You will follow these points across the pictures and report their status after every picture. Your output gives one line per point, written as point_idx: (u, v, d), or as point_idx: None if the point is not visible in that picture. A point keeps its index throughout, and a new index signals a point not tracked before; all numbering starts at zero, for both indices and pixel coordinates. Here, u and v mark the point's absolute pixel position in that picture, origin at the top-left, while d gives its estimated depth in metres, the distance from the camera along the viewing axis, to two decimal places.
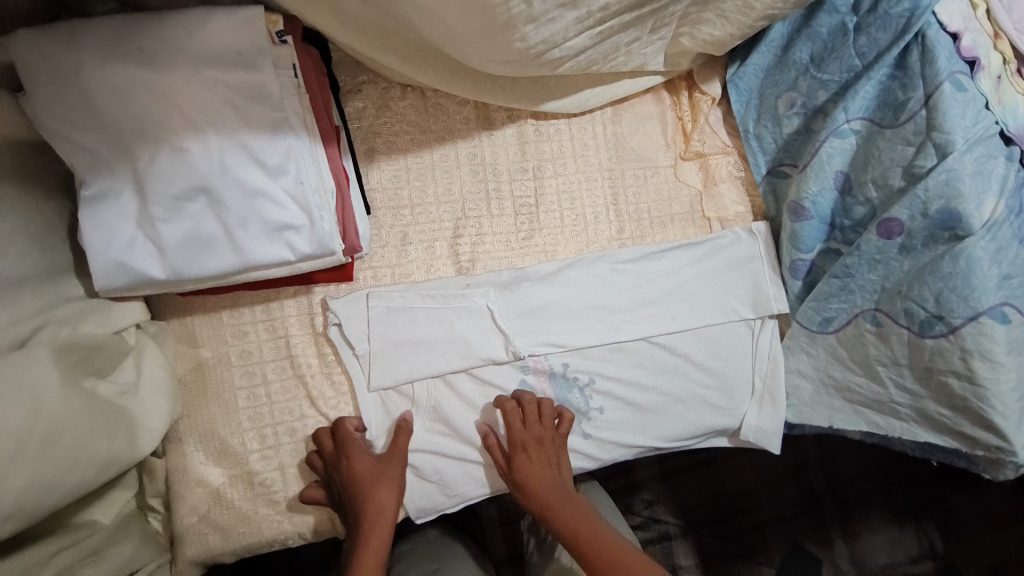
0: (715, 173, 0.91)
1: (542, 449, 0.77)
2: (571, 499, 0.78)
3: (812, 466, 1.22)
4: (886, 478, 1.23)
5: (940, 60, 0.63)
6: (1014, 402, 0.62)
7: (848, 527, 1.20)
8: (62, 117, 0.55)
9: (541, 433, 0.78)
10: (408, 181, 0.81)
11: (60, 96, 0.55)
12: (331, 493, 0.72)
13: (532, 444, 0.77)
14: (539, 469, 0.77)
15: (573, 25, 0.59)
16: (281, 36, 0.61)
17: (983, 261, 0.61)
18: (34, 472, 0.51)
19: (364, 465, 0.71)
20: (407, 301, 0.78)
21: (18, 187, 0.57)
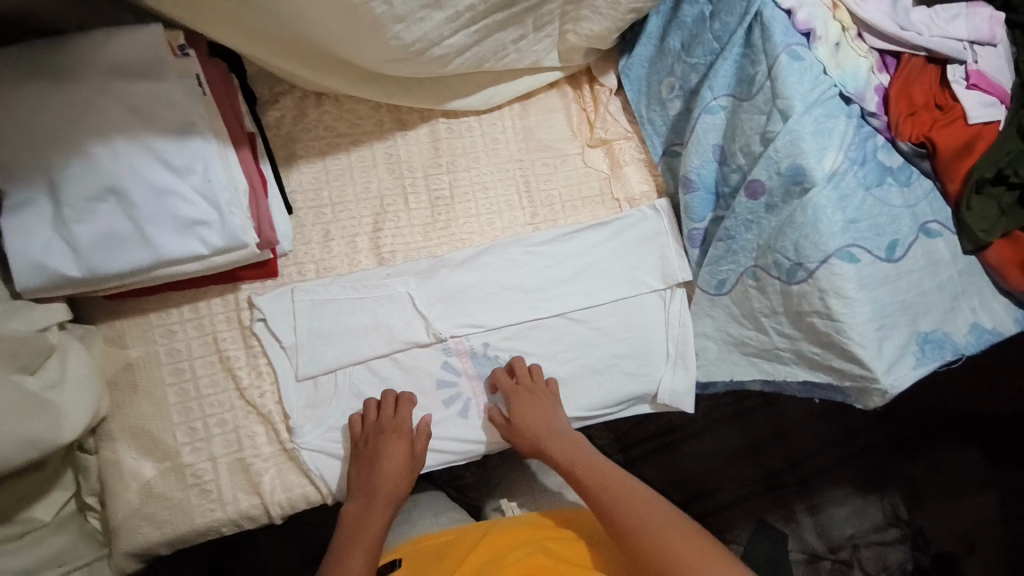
0: (620, 157, 0.98)
1: (542, 406, 0.85)
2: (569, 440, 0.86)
3: (769, 444, 1.28)
4: (854, 454, 1.29)
5: (777, 35, 0.69)
6: (871, 331, 0.66)
7: (809, 500, 1.26)
8: None
9: (535, 390, 0.86)
10: (327, 181, 0.87)
11: None
12: (355, 450, 0.80)
13: (528, 402, 0.85)
14: (542, 424, 0.85)
15: (445, 25, 0.65)
16: (182, 49, 0.67)
17: (827, 209, 0.68)
18: None
19: (399, 453, 0.79)
20: (330, 293, 0.83)
21: None
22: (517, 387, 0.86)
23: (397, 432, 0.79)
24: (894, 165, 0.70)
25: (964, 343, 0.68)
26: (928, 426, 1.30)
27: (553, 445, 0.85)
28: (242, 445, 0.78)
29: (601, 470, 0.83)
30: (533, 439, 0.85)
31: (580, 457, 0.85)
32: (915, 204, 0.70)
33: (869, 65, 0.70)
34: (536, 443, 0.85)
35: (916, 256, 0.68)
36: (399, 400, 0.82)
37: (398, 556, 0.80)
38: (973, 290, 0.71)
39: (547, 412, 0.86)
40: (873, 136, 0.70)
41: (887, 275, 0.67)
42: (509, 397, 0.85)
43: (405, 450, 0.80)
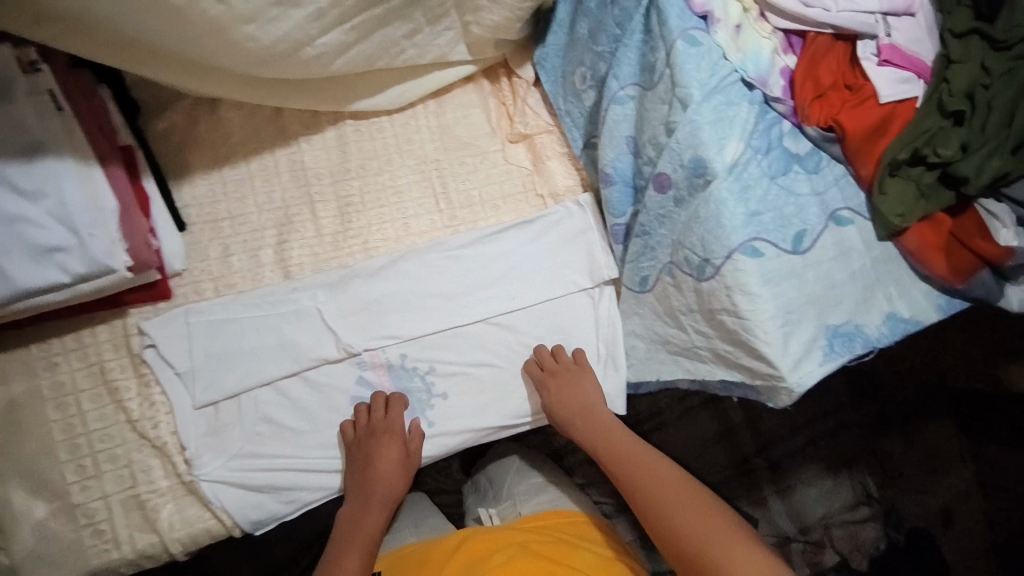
0: (543, 152, 0.93)
1: (575, 386, 0.85)
2: (596, 413, 0.85)
3: (738, 431, 1.15)
4: (830, 427, 1.16)
5: (672, 18, 0.64)
6: (777, 328, 0.64)
7: (781, 480, 1.12)
8: None
9: (565, 372, 0.86)
10: (223, 194, 0.82)
11: None
12: (351, 452, 0.81)
13: (560, 385, 0.85)
14: (575, 404, 0.85)
15: (308, 22, 0.62)
16: (33, 64, 0.64)
17: (728, 202, 0.65)
18: None
19: (388, 457, 0.80)
20: (230, 312, 0.80)
21: None
22: (552, 370, 0.86)
23: (391, 435, 0.80)
24: (802, 152, 0.67)
25: (875, 334, 0.66)
26: (901, 399, 1.20)
27: (585, 422, 0.84)
28: (136, 480, 0.75)
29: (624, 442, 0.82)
30: (563, 419, 0.85)
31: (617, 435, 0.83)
32: (824, 191, 0.67)
33: (774, 47, 0.66)
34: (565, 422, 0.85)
35: (825, 246, 0.66)
36: (393, 403, 0.83)
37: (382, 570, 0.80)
38: (889, 278, 0.68)
39: (582, 394, 0.84)
40: (777, 123, 0.66)
41: (793, 267, 0.65)
42: (544, 382, 0.85)
43: (396, 451, 0.80)
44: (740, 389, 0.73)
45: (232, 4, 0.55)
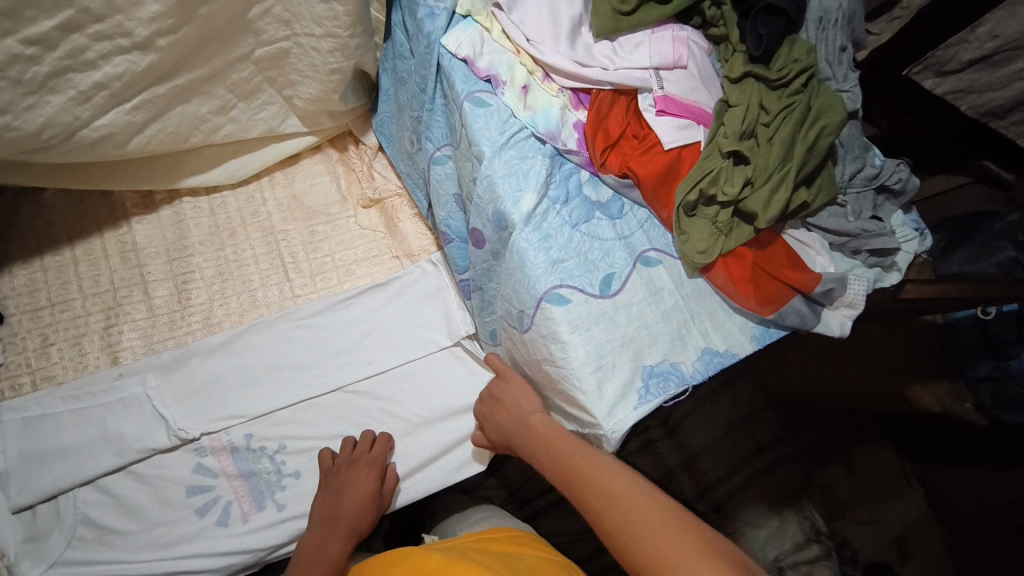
0: (394, 215, 0.94)
1: (508, 407, 0.71)
2: (535, 429, 0.66)
3: (676, 475, 1.02)
4: (772, 458, 1.03)
5: (458, 83, 0.67)
6: (591, 375, 0.61)
7: (726, 524, 0.99)
8: None
9: (498, 394, 0.73)
10: (46, 281, 0.80)
11: None
12: (328, 477, 0.77)
13: (498, 409, 0.72)
14: (512, 422, 0.70)
15: (77, 106, 0.63)
16: None
17: (529, 251, 0.63)
18: None
19: (366, 482, 0.76)
20: (46, 407, 0.75)
21: None
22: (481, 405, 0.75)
23: (370, 464, 0.77)
24: (602, 198, 0.68)
25: (692, 372, 0.64)
26: (824, 420, 1.07)
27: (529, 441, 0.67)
28: None
29: (563, 452, 0.62)
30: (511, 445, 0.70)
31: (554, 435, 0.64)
32: (629, 234, 0.67)
33: (563, 104, 0.69)
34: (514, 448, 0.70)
35: (634, 287, 0.65)
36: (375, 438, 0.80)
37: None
38: (703, 314, 0.67)
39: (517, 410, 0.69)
40: (576, 173, 0.68)
41: (601, 312, 0.63)
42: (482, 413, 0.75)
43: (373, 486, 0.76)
44: None
45: None
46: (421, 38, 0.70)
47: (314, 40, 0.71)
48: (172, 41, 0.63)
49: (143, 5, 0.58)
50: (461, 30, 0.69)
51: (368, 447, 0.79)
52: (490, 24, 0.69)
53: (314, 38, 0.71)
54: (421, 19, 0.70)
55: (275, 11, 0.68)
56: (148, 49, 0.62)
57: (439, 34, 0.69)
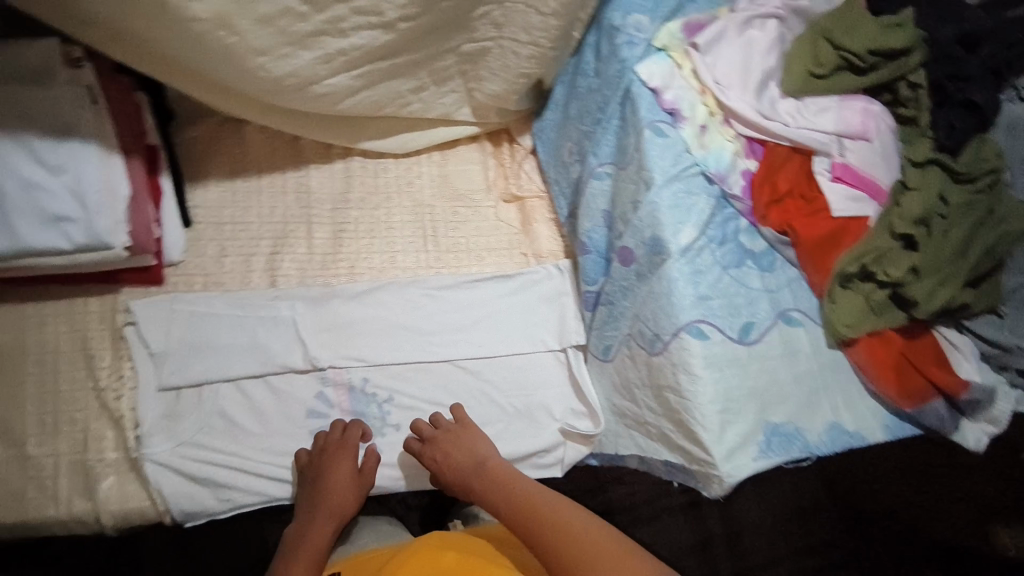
0: (531, 215, 1.00)
1: (456, 454, 0.78)
2: (491, 475, 0.75)
3: None
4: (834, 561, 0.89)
5: (642, 111, 0.70)
6: (714, 413, 0.65)
7: None
8: None
9: (447, 437, 0.80)
10: (232, 201, 0.91)
11: None
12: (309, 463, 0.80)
13: (444, 451, 0.79)
14: (468, 463, 0.77)
15: (318, 64, 0.69)
16: (77, 62, 0.70)
17: (678, 282, 0.67)
18: None
19: (345, 465, 0.79)
20: (211, 307, 0.86)
21: None
22: (434, 436, 0.80)
23: (343, 445, 0.80)
24: (757, 248, 0.70)
25: (815, 441, 0.65)
26: (894, 545, 0.94)
27: (483, 486, 0.74)
28: (88, 446, 0.78)
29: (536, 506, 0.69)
30: (461, 487, 0.77)
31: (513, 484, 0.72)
32: (776, 289, 0.69)
33: (736, 149, 0.70)
34: (465, 491, 0.76)
35: (771, 341, 0.68)
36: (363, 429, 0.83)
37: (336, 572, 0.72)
38: (838, 387, 0.68)
39: (472, 453, 0.78)
40: (735, 219, 0.70)
41: (735, 357, 0.66)
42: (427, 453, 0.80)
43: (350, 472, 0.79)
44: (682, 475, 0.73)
45: (242, 35, 0.62)
46: (614, 61, 0.73)
47: (517, 45, 0.77)
48: (409, 26, 0.70)
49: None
50: (654, 60, 0.72)
51: (344, 433, 0.82)
52: (683, 61, 0.71)
53: (518, 44, 0.78)
54: (619, 43, 0.73)
55: (494, 14, 0.75)
56: (389, 29, 0.69)
57: (633, 60, 0.72)
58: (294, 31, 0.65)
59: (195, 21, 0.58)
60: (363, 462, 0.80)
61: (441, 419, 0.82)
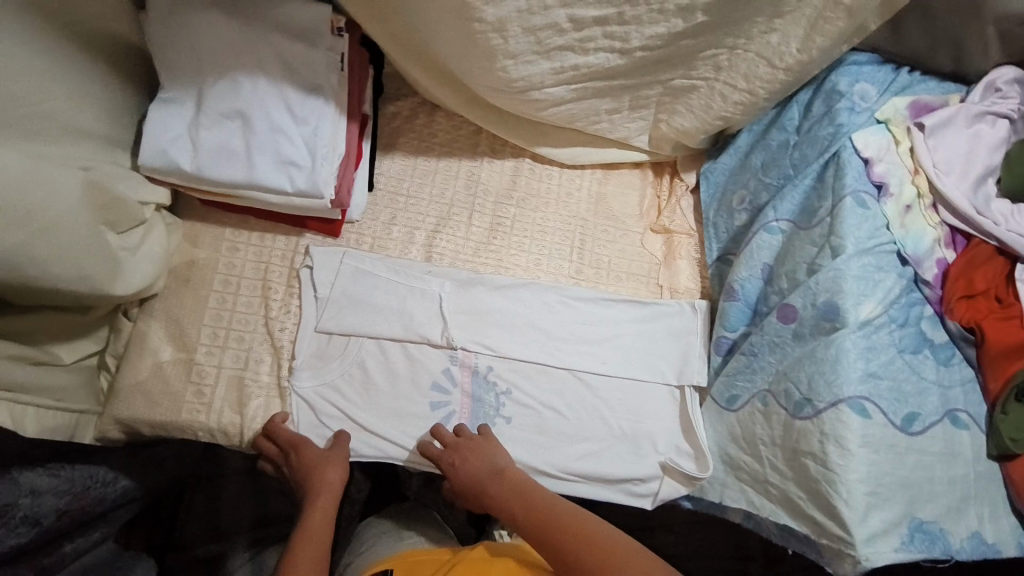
0: (676, 250, 1.00)
1: (472, 465, 0.83)
2: (510, 481, 0.83)
3: None
4: None
5: (848, 178, 0.74)
6: (861, 494, 0.67)
7: None
8: (164, 54, 0.73)
9: (463, 447, 0.84)
10: (411, 176, 0.98)
11: (163, 38, 0.72)
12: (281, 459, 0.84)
13: (464, 459, 0.83)
14: (484, 472, 0.83)
15: (549, 74, 0.74)
16: (339, 31, 0.78)
17: (850, 352, 0.70)
18: (31, 248, 0.58)
19: (311, 450, 0.83)
20: (374, 268, 0.92)
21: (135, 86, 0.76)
22: (457, 443, 0.85)
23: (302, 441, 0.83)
24: (937, 340, 0.73)
25: (957, 545, 0.67)
26: None
27: (502, 492, 0.82)
28: (247, 365, 0.86)
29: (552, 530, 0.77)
30: (477, 496, 0.84)
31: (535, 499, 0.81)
32: (947, 385, 0.72)
33: (936, 236, 0.74)
34: (479, 498, 0.84)
35: (934, 437, 0.70)
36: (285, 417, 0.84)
37: (390, 566, 0.84)
38: (986, 498, 0.70)
39: (490, 462, 0.84)
40: (921, 304, 0.73)
41: (894, 444, 0.69)
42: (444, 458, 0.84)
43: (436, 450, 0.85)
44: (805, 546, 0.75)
45: (508, 37, 0.67)
46: (829, 124, 0.78)
47: (729, 91, 0.80)
48: (643, 55, 0.74)
49: (653, 25, 0.69)
50: (873, 131, 0.76)
51: (273, 433, 0.83)
52: (903, 138, 0.76)
53: (730, 90, 0.80)
54: (838, 107, 0.77)
55: (719, 58, 0.77)
56: (625, 54, 0.73)
57: (852, 127, 0.76)
58: (546, 43, 0.69)
59: (478, 20, 0.64)
60: (445, 440, 0.85)
61: (463, 428, 0.86)
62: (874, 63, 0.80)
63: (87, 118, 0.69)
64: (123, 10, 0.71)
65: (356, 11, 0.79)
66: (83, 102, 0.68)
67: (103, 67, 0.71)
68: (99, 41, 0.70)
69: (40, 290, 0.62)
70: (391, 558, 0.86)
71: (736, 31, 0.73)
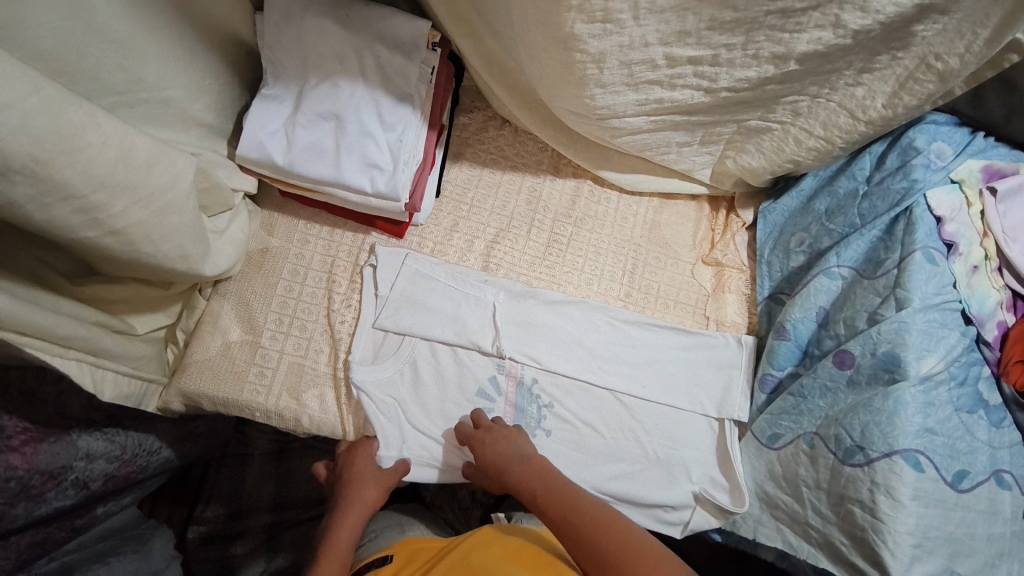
0: (726, 283, 0.99)
1: (501, 449, 0.82)
2: (533, 462, 0.82)
3: None
4: None
5: (919, 234, 0.77)
6: (907, 546, 0.68)
7: None
8: (276, 55, 0.80)
9: (494, 431, 0.84)
10: (476, 186, 1.01)
11: (277, 40, 0.79)
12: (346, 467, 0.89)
13: (494, 442, 0.83)
14: (512, 456, 0.82)
15: (633, 104, 0.79)
16: (434, 46, 0.83)
17: (909, 406, 0.71)
18: (148, 223, 0.63)
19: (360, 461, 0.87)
20: (433, 272, 0.94)
21: (239, 82, 0.84)
22: (489, 427, 0.84)
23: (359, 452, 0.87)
24: (991, 402, 0.74)
25: None
26: None
27: (524, 474, 0.81)
28: (307, 353, 0.89)
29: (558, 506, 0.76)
30: (498, 476, 0.82)
31: (547, 480, 0.79)
32: (997, 446, 0.72)
33: (999, 299, 0.76)
34: (502, 481, 0.81)
35: (982, 495, 0.70)
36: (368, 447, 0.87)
37: (391, 553, 0.84)
38: (1020, 556, 0.70)
39: (517, 445, 0.83)
40: (980, 363, 0.75)
41: (943, 499, 0.70)
42: (476, 438, 0.84)
43: (467, 431, 0.85)
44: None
45: (604, 71, 0.73)
46: (903, 178, 0.81)
47: (805, 137, 0.84)
48: (727, 95, 0.78)
49: (744, 69, 0.73)
50: (947, 191, 0.79)
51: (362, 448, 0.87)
52: (976, 200, 0.79)
53: (805, 136, 0.84)
54: (914, 163, 0.80)
55: (799, 105, 0.81)
56: (710, 93, 0.77)
57: (926, 185, 0.79)
58: (636, 77, 0.75)
59: (581, 51, 0.69)
60: (480, 423, 0.85)
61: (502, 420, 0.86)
62: (951, 124, 0.83)
63: (201, 108, 0.78)
64: (246, 12, 0.79)
65: (454, 29, 0.88)
66: (199, 93, 0.77)
67: (221, 66, 0.80)
68: (224, 40, 0.79)
69: (146, 262, 0.67)
70: (390, 546, 0.86)
71: (822, 82, 0.76)
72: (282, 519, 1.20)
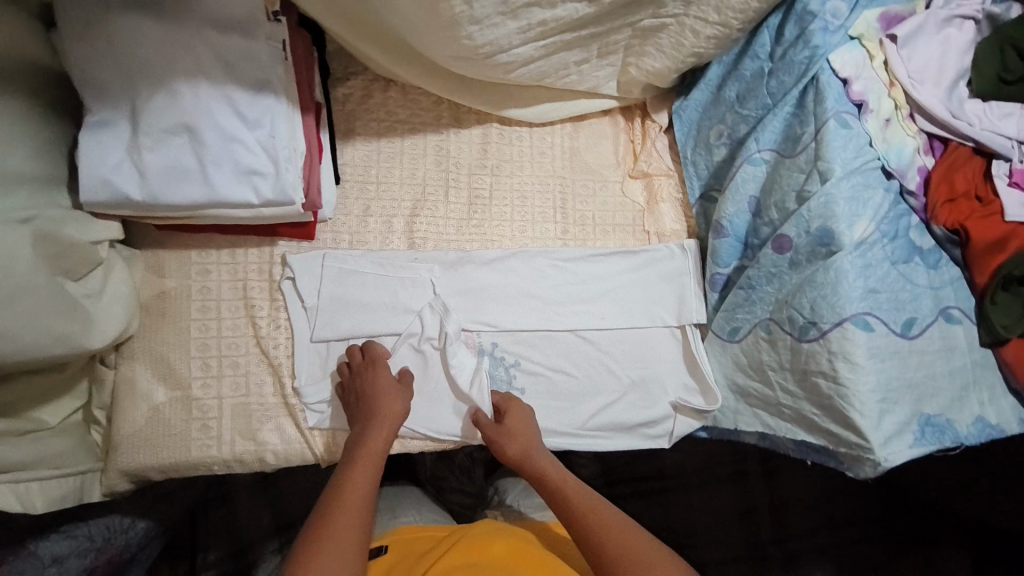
0: (658, 193, 0.96)
1: (528, 420, 0.83)
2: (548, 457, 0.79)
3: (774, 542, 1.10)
4: None
5: (829, 100, 0.76)
6: (873, 402, 0.72)
7: None
8: (88, 70, 0.66)
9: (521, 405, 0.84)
10: (378, 161, 0.92)
11: (83, 52, 0.66)
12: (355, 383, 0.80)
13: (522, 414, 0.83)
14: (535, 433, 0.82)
15: (516, 33, 0.73)
16: (275, 15, 0.72)
17: (849, 274, 0.73)
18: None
19: (386, 380, 0.79)
20: (358, 266, 0.87)
21: (59, 115, 0.71)
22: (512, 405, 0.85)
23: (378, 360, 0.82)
24: (925, 246, 0.76)
25: (963, 430, 0.72)
26: None
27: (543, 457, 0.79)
28: (249, 390, 0.82)
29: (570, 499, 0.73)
30: (525, 446, 0.80)
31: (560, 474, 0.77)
32: (938, 287, 0.76)
33: (915, 146, 0.77)
34: (527, 450, 0.79)
35: (932, 336, 0.74)
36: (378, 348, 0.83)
37: (385, 543, 0.81)
38: (982, 383, 0.75)
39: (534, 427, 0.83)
40: (908, 214, 0.76)
41: (898, 350, 0.73)
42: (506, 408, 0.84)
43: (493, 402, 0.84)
44: (826, 451, 0.79)
45: (474, 7, 0.66)
46: (804, 47, 0.78)
47: (699, 25, 0.79)
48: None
49: None
50: (847, 50, 0.77)
51: (370, 352, 0.82)
52: (876, 52, 0.78)
53: (700, 24, 0.79)
54: (812, 28, 0.77)
55: None
56: (594, 1, 0.73)
57: (828, 49, 0.77)
58: (511, 2, 0.68)
59: None
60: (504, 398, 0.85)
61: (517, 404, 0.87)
62: None
63: (21, 158, 0.65)
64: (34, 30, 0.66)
65: None
66: (13, 143, 0.64)
67: (28, 100, 0.66)
68: (18, 70, 0.65)
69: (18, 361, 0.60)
70: (383, 535, 0.84)
71: None
72: (285, 539, 1.14)
